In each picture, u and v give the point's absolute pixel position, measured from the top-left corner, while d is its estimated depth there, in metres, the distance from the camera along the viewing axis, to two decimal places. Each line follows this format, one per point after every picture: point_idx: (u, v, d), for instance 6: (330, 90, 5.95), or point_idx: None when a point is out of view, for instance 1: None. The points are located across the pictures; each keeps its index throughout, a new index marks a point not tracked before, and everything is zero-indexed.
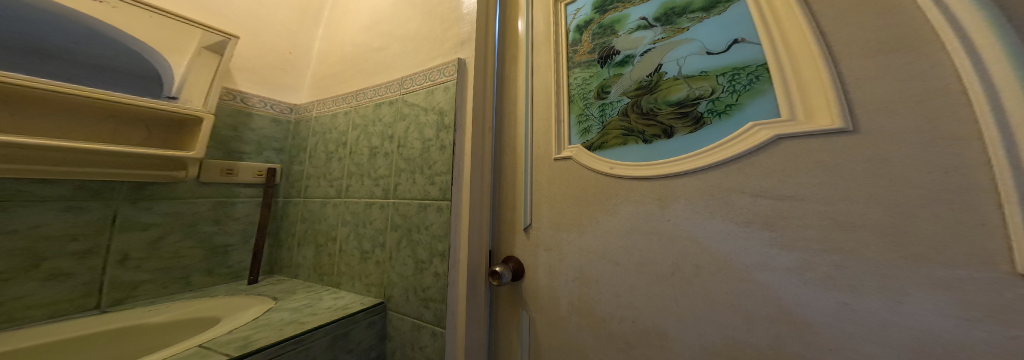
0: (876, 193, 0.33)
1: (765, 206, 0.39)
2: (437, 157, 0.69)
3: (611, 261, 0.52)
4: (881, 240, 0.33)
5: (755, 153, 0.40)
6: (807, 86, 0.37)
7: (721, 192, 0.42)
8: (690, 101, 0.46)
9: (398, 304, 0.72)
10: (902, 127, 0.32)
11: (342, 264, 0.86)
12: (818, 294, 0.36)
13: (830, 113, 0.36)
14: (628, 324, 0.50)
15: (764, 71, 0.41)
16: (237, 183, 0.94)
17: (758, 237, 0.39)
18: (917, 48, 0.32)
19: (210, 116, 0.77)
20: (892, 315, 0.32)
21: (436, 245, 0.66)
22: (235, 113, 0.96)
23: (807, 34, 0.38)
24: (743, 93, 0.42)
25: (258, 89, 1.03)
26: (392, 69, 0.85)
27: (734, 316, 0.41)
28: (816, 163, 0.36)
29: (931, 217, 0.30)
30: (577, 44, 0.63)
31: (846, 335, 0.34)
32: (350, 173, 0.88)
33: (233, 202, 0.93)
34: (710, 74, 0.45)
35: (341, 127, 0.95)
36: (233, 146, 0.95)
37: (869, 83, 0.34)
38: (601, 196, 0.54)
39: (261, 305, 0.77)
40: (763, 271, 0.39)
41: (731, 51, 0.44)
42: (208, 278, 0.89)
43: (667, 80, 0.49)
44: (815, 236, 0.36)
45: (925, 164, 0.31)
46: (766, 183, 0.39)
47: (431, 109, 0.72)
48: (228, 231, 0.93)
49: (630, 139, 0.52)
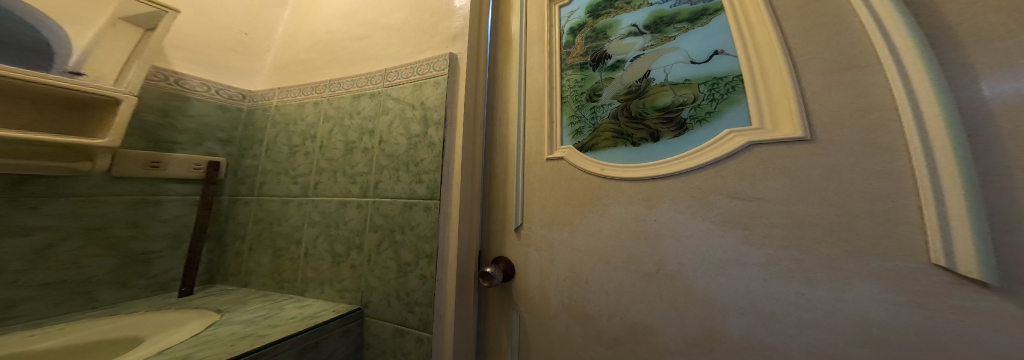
0: (829, 195, 0.39)
1: (739, 206, 0.44)
2: (425, 155, 0.66)
3: (601, 259, 0.54)
4: (832, 236, 0.38)
5: (733, 157, 0.45)
6: (776, 98, 0.43)
7: (702, 193, 0.46)
8: (676, 106, 0.50)
9: (378, 311, 0.68)
10: (847, 139, 0.39)
11: (309, 268, 0.78)
12: (781, 285, 0.41)
13: (793, 123, 0.41)
14: (616, 321, 0.52)
15: (739, 82, 0.46)
16: (166, 178, 0.82)
17: (733, 235, 0.44)
18: (865, 69, 0.39)
19: (133, 99, 0.65)
20: (838, 302, 0.37)
21: (423, 247, 0.63)
22: (169, 96, 0.84)
23: (778, 51, 0.44)
24: (721, 102, 0.47)
25: (201, 71, 0.91)
26: (374, 60, 0.80)
27: (711, 309, 0.44)
28: (780, 166, 0.42)
29: (868, 215, 0.37)
30: (570, 46, 0.65)
31: (803, 322, 0.39)
32: (319, 169, 0.81)
33: (159, 201, 0.81)
34: (693, 82, 0.50)
35: (309, 118, 0.87)
36: (162, 134, 0.82)
37: (821, 99, 0.41)
38: (590, 196, 0.57)
39: (201, 320, 0.66)
40: (736, 266, 0.43)
41: (712, 61, 0.49)
42: (119, 292, 0.75)
43: (655, 87, 0.53)
44: (778, 234, 0.41)
45: (863, 170, 0.37)
46: (740, 186, 0.44)
47: (419, 104, 0.69)
48: (148, 236, 0.80)
49: (619, 142, 0.55)
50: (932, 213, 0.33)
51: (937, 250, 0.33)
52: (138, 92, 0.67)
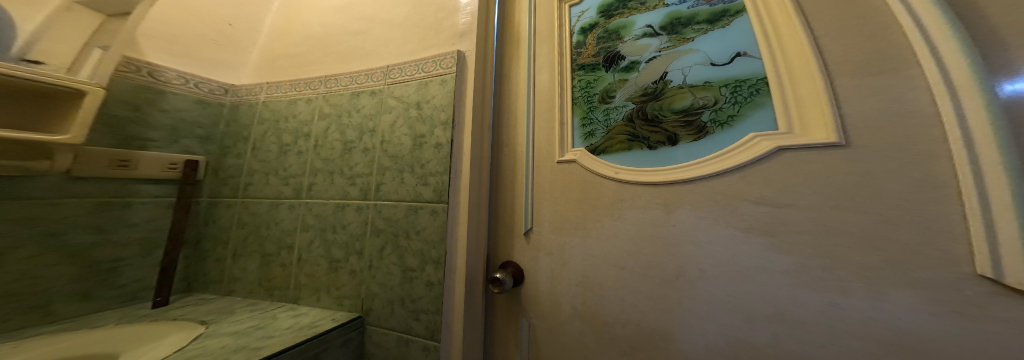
0: (863, 203, 0.38)
1: (766, 212, 0.44)
2: (431, 156, 0.63)
3: (615, 265, 0.53)
4: (866, 244, 0.38)
5: (760, 162, 0.45)
6: (804, 102, 0.43)
7: (725, 199, 0.46)
8: (693, 109, 0.50)
9: (380, 318, 0.65)
10: (883, 145, 0.38)
11: (303, 275, 0.74)
12: (813, 294, 0.40)
13: (826, 129, 0.41)
14: (632, 327, 0.51)
15: (763, 85, 0.46)
16: (135, 178, 0.76)
17: (759, 242, 0.44)
18: (901, 73, 0.39)
19: (101, 92, 0.59)
20: (872, 312, 0.37)
21: (430, 252, 0.61)
22: (141, 89, 0.77)
23: (808, 53, 0.44)
24: (745, 105, 0.47)
25: (178, 63, 0.85)
26: (374, 56, 0.77)
27: (735, 317, 0.44)
28: (811, 171, 0.42)
29: (905, 222, 0.37)
30: (581, 47, 0.64)
31: (836, 331, 0.39)
32: (313, 170, 0.76)
33: (128, 203, 0.75)
34: (713, 85, 0.50)
35: (302, 116, 0.82)
36: (133, 131, 0.76)
37: (856, 104, 0.40)
38: (605, 199, 0.56)
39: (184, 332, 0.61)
40: (763, 273, 0.43)
41: (733, 63, 0.49)
42: (80, 305, 0.68)
43: (672, 89, 0.53)
44: (808, 241, 0.41)
45: (902, 176, 0.37)
46: (766, 192, 0.44)
47: (425, 103, 0.67)
48: (115, 242, 0.74)
49: (634, 145, 0.55)
50: (978, 224, 0.33)
51: (983, 261, 0.32)
52: (106, 82, 0.60)
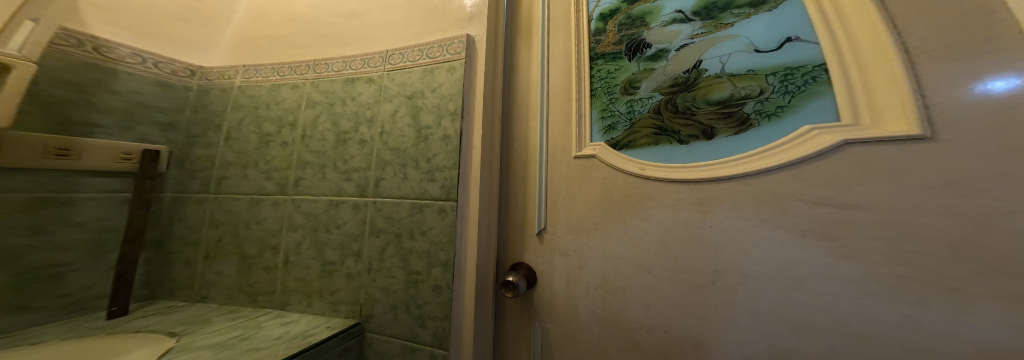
0: (950, 202, 0.33)
1: (825, 214, 0.39)
2: (438, 149, 0.58)
3: (642, 268, 0.50)
4: (952, 251, 0.32)
5: (818, 157, 0.39)
6: (875, 90, 0.37)
7: (775, 198, 0.41)
8: (734, 100, 0.46)
9: (381, 325, 0.60)
10: (979, 139, 0.32)
11: (291, 279, 0.67)
12: (880, 305, 0.35)
13: (905, 119, 0.35)
14: (659, 333, 0.48)
15: (822, 72, 0.40)
16: (79, 171, 0.66)
17: (818, 246, 0.39)
18: (1009, 57, 0.32)
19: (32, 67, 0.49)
20: (956, 326, 0.32)
21: (438, 255, 0.56)
22: (85, 67, 0.67)
23: (882, 32, 0.37)
24: (797, 95, 0.41)
25: (134, 39, 0.75)
26: (371, 40, 0.70)
27: (781, 325, 0.40)
28: (884, 169, 0.36)
29: (1022, 231, 0.30)
30: (601, 34, 0.61)
31: (906, 346, 0.34)
32: (301, 163, 0.68)
33: (73, 199, 0.66)
34: (758, 74, 0.44)
35: (287, 103, 0.73)
36: (75, 114, 0.65)
37: (945, 93, 0.34)
38: (629, 198, 0.53)
39: (148, 348, 0.54)
40: (821, 280, 0.38)
41: (784, 49, 0.43)
42: (14, 318, 0.59)
43: (708, 78, 0.48)
44: (879, 246, 0.36)
45: (1004, 175, 0.31)
46: (828, 191, 0.39)
47: (431, 92, 0.61)
48: (57, 244, 0.64)
49: (662, 139, 0.51)
50: None
51: None
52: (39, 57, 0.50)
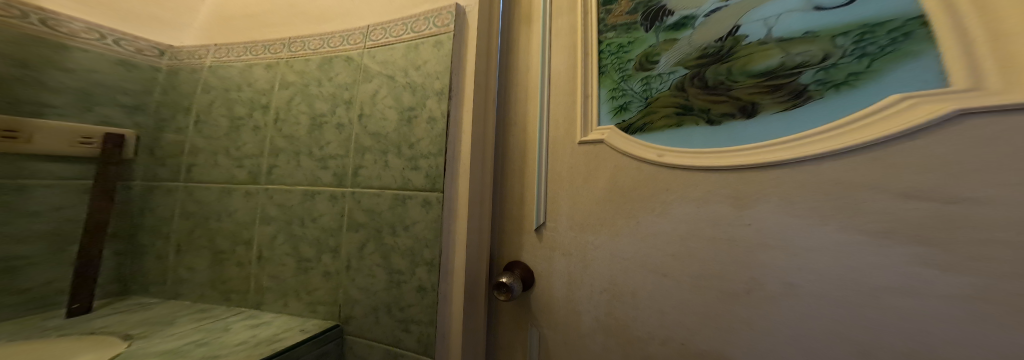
0: None
1: (927, 212, 0.29)
2: (422, 134, 0.51)
3: (657, 272, 0.44)
4: None
5: (914, 136, 0.30)
6: (1006, 42, 0.27)
7: (846, 190, 0.33)
8: (786, 69, 0.37)
9: (361, 328, 0.54)
10: None
11: (265, 277, 0.61)
12: (992, 331, 0.27)
13: None
14: (674, 346, 0.42)
15: (918, 26, 0.30)
16: (30, 156, 0.61)
17: (903, 253, 0.30)
18: None
19: None
20: None
21: (422, 252, 0.50)
22: (29, 41, 0.60)
23: None
24: (879, 57, 0.32)
25: (93, 14, 0.68)
26: (350, 13, 0.62)
27: (844, 349, 0.32)
28: (1015, 149, 0.26)
29: None
30: (611, 3, 0.53)
31: None
32: (274, 149, 0.62)
33: (23, 186, 0.60)
34: (821, 36, 0.35)
35: (259, 83, 0.66)
36: (21, 93, 0.59)
37: None
38: (644, 189, 0.45)
39: (97, 346, 0.50)
40: (904, 295, 0.30)
41: (857, 4, 0.34)
42: None
43: (748, 47, 0.40)
44: (993, 254, 0.27)
45: None
46: (919, 180, 0.29)
47: (415, 69, 0.54)
48: (9, 235, 0.60)
49: (687, 119, 0.43)
50: None
51: None
52: None
